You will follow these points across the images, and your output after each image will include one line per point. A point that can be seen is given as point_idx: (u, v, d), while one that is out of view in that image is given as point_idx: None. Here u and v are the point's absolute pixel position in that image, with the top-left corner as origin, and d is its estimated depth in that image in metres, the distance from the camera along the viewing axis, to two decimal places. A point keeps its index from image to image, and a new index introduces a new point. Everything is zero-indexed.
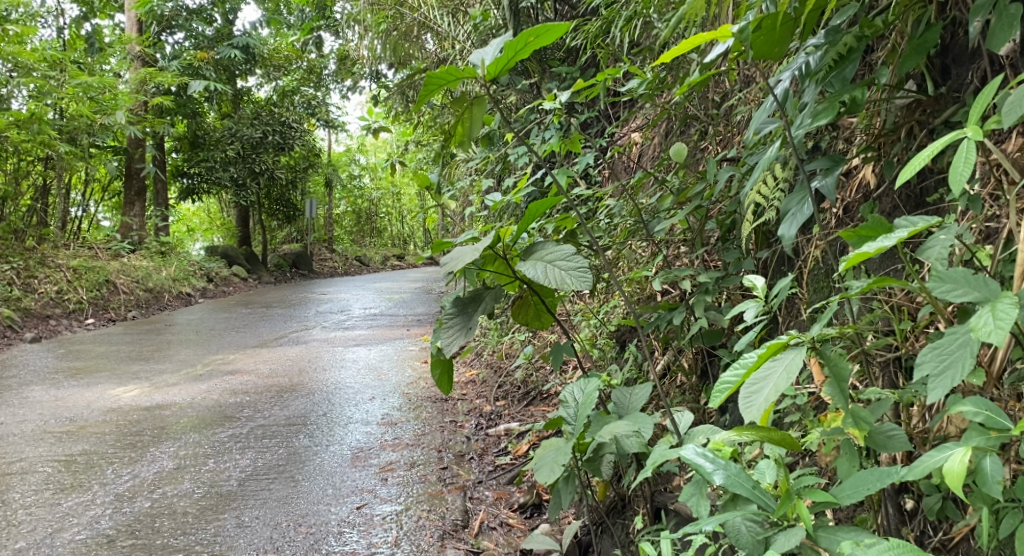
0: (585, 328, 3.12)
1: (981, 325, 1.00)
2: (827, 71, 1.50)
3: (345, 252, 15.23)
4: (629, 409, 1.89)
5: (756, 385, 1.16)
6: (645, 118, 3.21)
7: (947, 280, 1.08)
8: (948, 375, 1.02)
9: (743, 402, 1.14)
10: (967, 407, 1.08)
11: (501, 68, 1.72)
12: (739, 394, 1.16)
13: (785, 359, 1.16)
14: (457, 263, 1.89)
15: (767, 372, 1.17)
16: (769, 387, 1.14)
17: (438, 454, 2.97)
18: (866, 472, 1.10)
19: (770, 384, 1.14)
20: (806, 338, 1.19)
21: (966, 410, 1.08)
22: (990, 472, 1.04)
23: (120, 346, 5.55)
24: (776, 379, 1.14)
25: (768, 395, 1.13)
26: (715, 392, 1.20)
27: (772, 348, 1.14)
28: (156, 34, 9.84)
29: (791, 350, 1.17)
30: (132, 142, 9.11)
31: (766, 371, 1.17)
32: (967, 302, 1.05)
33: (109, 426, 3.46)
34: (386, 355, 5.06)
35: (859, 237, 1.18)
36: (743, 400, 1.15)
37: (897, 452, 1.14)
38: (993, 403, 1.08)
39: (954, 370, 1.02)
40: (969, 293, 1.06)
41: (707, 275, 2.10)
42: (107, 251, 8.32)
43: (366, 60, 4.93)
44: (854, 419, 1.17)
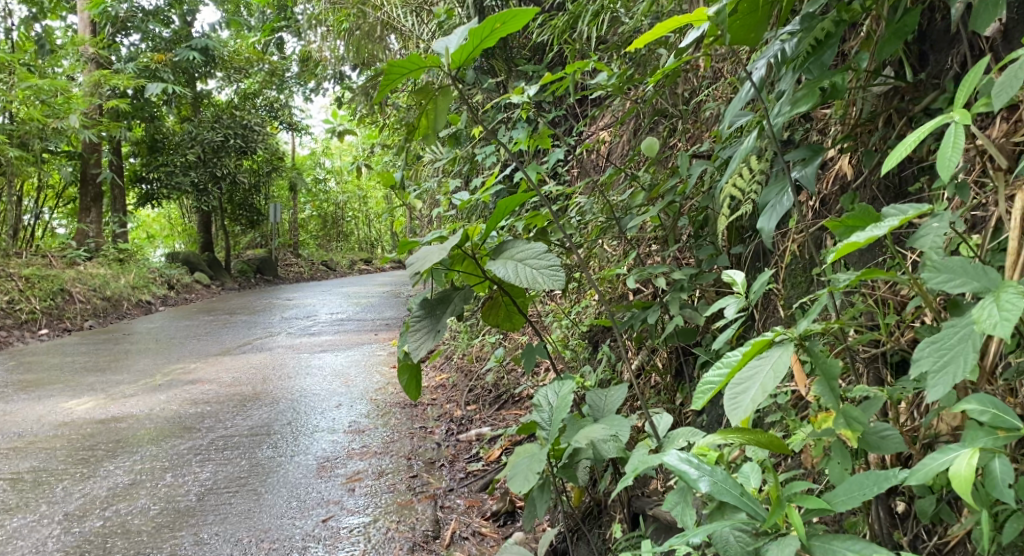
0: (557, 330, 3.06)
1: (985, 317, 0.96)
2: (804, 58, 1.45)
3: (311, 257, 15.00)
4: (604, 411, 1.84)
5: (741, 385, 1.09)
6: (613, 115, 3.15)
7: (944, 271, 1.04)
8: (949, 372, 0.97)
9: (729, 404, 1.08)
10: (974, 406, 1.03)
11: (466, 56, 1.65)
12: (724, 395, 1.10)
13: (771, 357, 1.09)
14: (423, 263, 1.81)
15: (753, 370, 1.10)
16: (755, 387, 1.07)
17: (408, 462, 2.88)
18: (862, 476, 1.05)
19: (757, 385, 1.07)
20: (793, 336, 1.13)
21: (971, 408, 1.04)
22: (999, 476, 0.99)
23: (75, 357, 5.35)
24: (763, 378, 1.07)
25: (755, 395, 1.06)
26: (698, 394, 1.14)
27: (757, 345, 1.08)
28: (110, 36, 9.56)
29: (778, 347, 1.11)
30: (87, 147, 8.83)
31: (753, 369, 1.10)
32: (965, 293, 1.01)
33: (61, 441, 3.31)
34: (354, 361, 4.94)
35: (846, 226, 1.13)
36: (729, 401, 1.09)
37: (892, 453, 1.09)
38: (999, 401, 1.03)
39: (954, 366, 0.97)
40: (966, 283, 1.01)
41: (682, 272, 2.04)
42: (61, 258, 8.06)
43: (328, 60, 4.81)
44: (846, 420, 1.12)
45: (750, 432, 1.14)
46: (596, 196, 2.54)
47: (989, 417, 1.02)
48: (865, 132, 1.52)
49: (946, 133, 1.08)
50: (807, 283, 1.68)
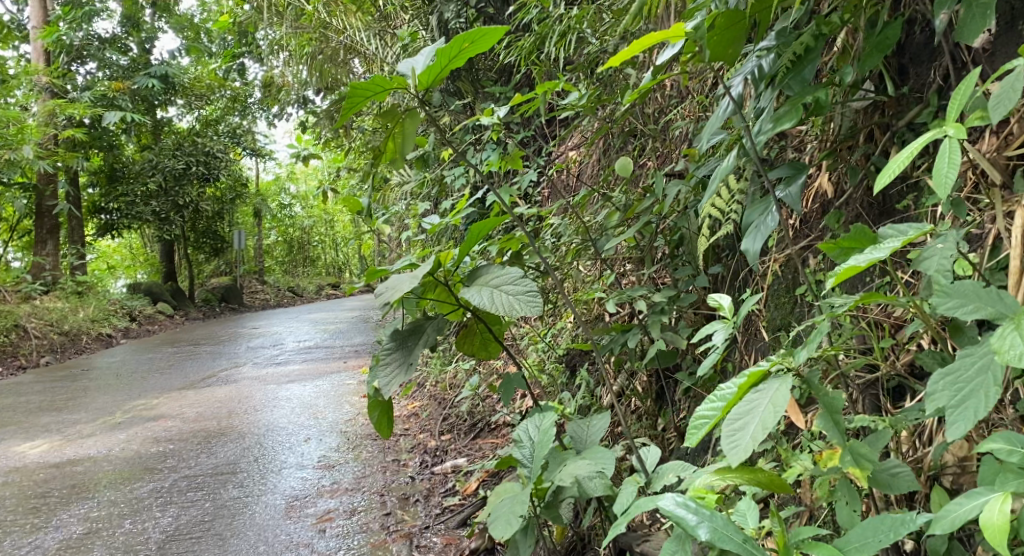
0: (533, 354, 2.98)
1: (1009, 348, 0.95)
2: (783, 73, 1.40)
3: (277, 284, 14.77)
4: (587, 443, 1.76)
5: (738, 422, 1.02)
6: (583, 136, 3.11)
7: (955, 296, 1.03)
8: (969, 407, 0.96)
9: (724, 445, 1.01)
10: (1001, 445, 1.01)
11: (434, 77, 1.58)
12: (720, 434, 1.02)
13: (770, 389, 1.02)
14: (394, 293, 1.73)
15: (752, 405, 1.03)
16: (754, 425, 0.99)
17: (381, 499, 2.77)
18: (875, 522, 1.00)
19: (755, 422, 1.00)
20: (791, 367, 1.08)
21: (999, 448, 1.01)
22: None
23: (30, 396, 5.13)
24: (761, 414, 1.00)
25: (754, 433, 0.99)
26: (693, 431, 1.07)
27: (753, 376, 1.03)
28: (65, 64, 9.34)
29: (776, 379, 1.04)
30: (42, 178, 8.59)
31: (751, 403, 1.03)
32: (981, 319, 1.00)
33: (12, 489, 3.14)
34: (322, 391, 4.80)
35: (844, 247, 1.10)
36: (725, 442, 1.01)
37: (904, 491, 1.07)
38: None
39: (974, 401, 0.96)
40: (979, 309, 1.01)
41: (661, 295, 2.00)
42: (16, 293, 7.79)
43: (292, 85, 4.72)
44: (854, 459, 1.08)
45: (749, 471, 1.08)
46: (570, 217, 2.48)
47: (1014, 458, 1.00)
48: (845, 147, 1.49)
49: (941, 148, 1.03)
50: (791, 305, 1.63)
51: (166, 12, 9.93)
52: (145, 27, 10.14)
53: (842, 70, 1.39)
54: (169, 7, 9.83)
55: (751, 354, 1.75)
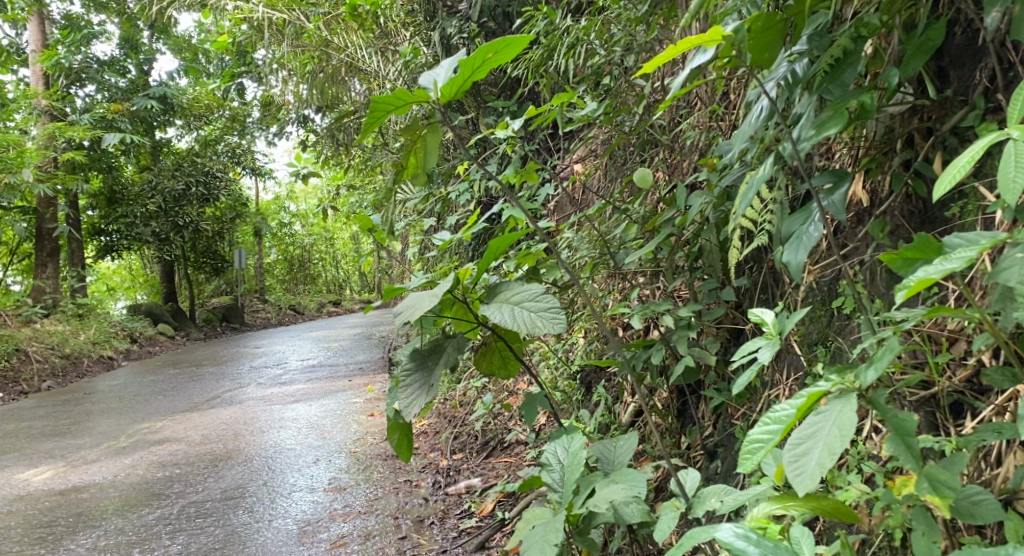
0: (545, 371, 2.91)
1: None
2: (819, 80, 1.35)
3: (278, 302, 14.71)
4: (615, 465, 1.70)
5: (800, 447, 1.05)
6: (592, 147, 3.06)
7: None
8: None
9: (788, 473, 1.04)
10: None
11: (457, 89, 1.53)
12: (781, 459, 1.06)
13: (832, 410, 1.07)
14: (414, 312, 1.67)
15: (813, 428, 1.07)
16: (818, 449, 1.03)
17: (395, 522, 2.70)
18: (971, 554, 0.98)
19: (819, 446, 1.04)
20: (852, 386, 1.11)
21: None
22: None
23: (32, 421, 5.05)
24: (826, 438, 1.04)
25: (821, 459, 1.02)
26: (750, 452, 1.12)
27: (813, 397, 1.07)
28: (64, 88, 9.30)
29: (839, 400, 1.08)
30: (42, 201, 8.57)
31: (814, 425, 1.07)
32: None
33: (17, 518, 3.07)
34: (329, 410, 4.72)
35: (906, 259, 1.12)
36: (786, 468, 1.05)
37: (989, 522, 1.07)
38: None
39: None
40: None
41: (687, 309, 1.94)
42: (17, 317, 7.74)
43: (292, 103, 4.69)
44: (931, 484, 1.11)
45: (814, 500, 1.10)
46: (585, 229, 2.42)
47: None
48: (882, 155, 1.46)
49: (1006, 150, 1.04)
50: (828, 318, 1.61)
51: (164, 34, 9.93)
52: (143, 49, 10.15)
53: (885, 74, 1.34)
54: (167, 29, 9.83)
55: (783, 370, 1.73)
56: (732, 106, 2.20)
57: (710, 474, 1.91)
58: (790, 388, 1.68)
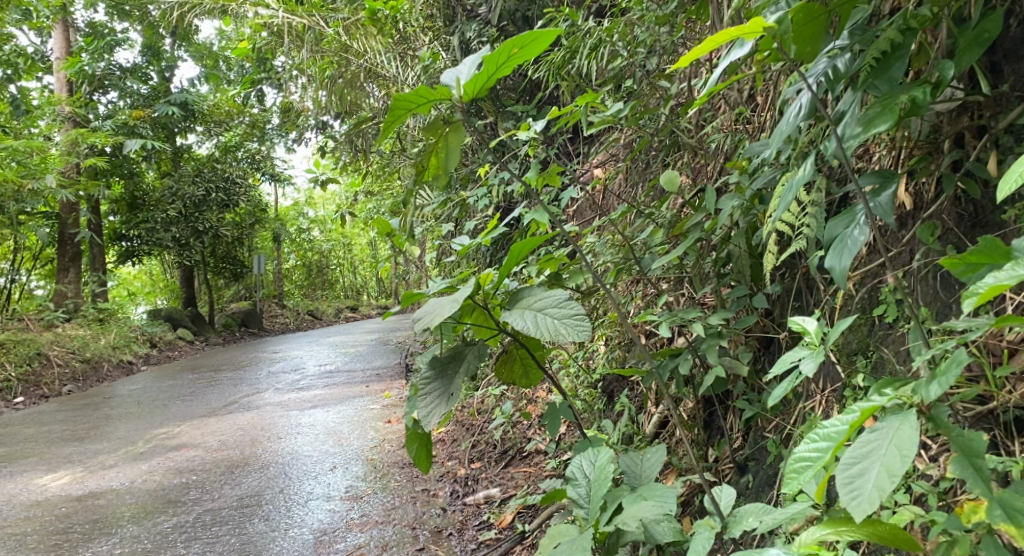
0: (565, 379, 2.84)
1: None
2: (864, 74, 1.30)
3: (296, 307, 14.72)
4: (641, 478, 1.64)
5: (856, 467, 1.12)
6: (614, 151, 3.01)
7: None
8: None
9: (845, 494, 1.10)
10: None
11: (481, 85, 1.48)
12: (836, 479, 1.13)
13: (889, 429, 1.12)
14: (433, 319, 1.62)
15: (869, 446, 1.13)
16: (876, 471, 1.10)
17: (413, 532, 2.64)
18: None
19: (876, 467, 1.10)
20: (909, 400, 1.16)
21: None
22: None
23: (52, 426, 5.05)
24: (884, 459, 1.10)
25: (878, 481, 1.09)
26: (801, 469, 1.17)
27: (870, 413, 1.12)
28: (86, 94, 9.36)
29: (895, 416, 1.14)
30: (65, 207, 8.63)
31: (870, 443, 1.13)
32: None
33: (34, 524, 3.05)
34: (345, 417, 4.67)
35: (969, 264, 1.15)
36: (843, 488, 1.11)
37: None
38: None
39: None
40: None
41: (718, 316, 1.87)
42: (39, 321, 7.78)
43: (311, 109, 4.66)
44: (1004, 510, 1.11)
45: (870, 524, 1.17)
46: (609, 234, 2.36)
47: None
48: (929, 155, 1.43)
49: None
50: (869, 327, 1.57)
51: (186, 41, 10.00)
52: (165, 56, 10.23)
53: (938, 65, 1.27)
54: (188, 37, 9.91)
55: (819, 381, 1.67)
56: (759, 108, 2.14)
57: (740, 489, 1.83)
58: (826, 399, 1.62)
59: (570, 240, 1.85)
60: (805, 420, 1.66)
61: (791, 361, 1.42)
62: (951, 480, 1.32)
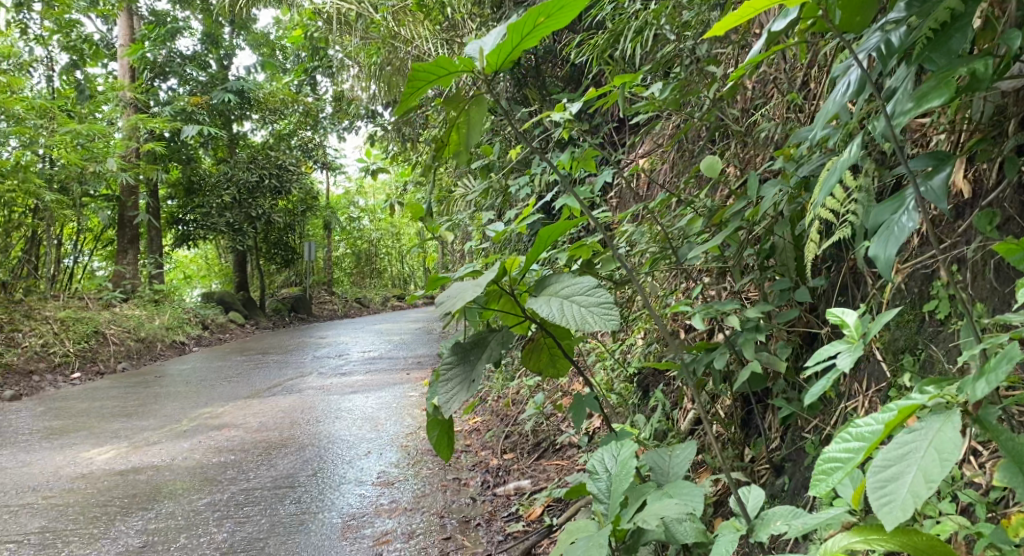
0: (600, 372, 2.76)
1: None
2: (920, 47, 1.20)
3: (345, 295, 14.87)
4: (668, 476, 1.57)
5: (890, 471, 1.04)
6: (658, 140, 2.91)
7: None
8: None
9: (876, 499, 1.02)
10: None
11: (504, 57, 1.46)
12: (868, 483, 1.05)
13: (929, 429, 1.04)
14: (455, 302, 1.57)
15: (905, 448, 1.05)
16: (912, 475, 1.01)
17: (441, 521, 2.60)
18: None
19: (913, 471, 1.02)
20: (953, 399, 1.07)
21: None
22: None
23: (104, 401, 5.18)
24: (921, 463, 1.02)
25: (914, 487, 1.01)
26: (832, 471, 1.10)
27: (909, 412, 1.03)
28: (149, 81, 9.65)
29: (936, 417, 1.05)
30: (124, 190, 8.84)
31: (906, 445, 1.05)
32: None
33: (77, 496, 3.11)
34: (384, 403, 4.67)
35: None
36: (875, 494, 1.03)
37: None
38: None
39: None
40: None
41: (756, 309, 1.78)
42: (98, 301, 8.00)
43: (361, 97, 4.66)
44: None
45: (906, 535, 1.08)
46: (646, 223, 2.27)
47: None
48: (990, 139, 1.33)
49: None
50: (918, 324, 1.48)
51: (244, 30, 10.17)
52: (223, 45, 10.42)
53: (1005, 36, 1.17)
54: (246, 25, 10.06)
55: (862, 380, 1.57)
56: (811, 94, 2.03)
57: (774, 491, 1.73)
58: (869, 399, 1.53)
59: (602, 227, 1.78)
60: (845, 422, 1.57)
61: (829, 355, 1.33)
62: (1001, 488, 1.23)
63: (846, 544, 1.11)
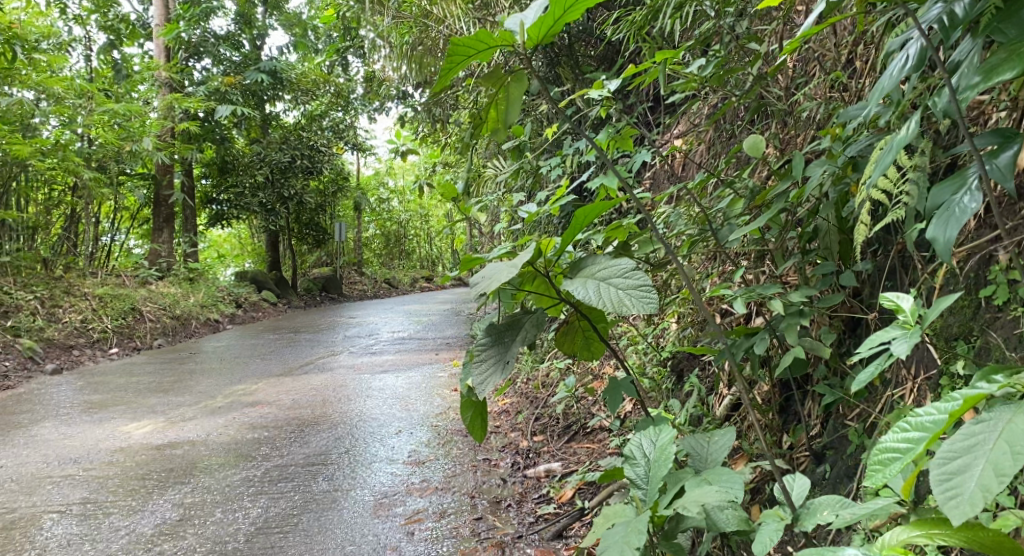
0: (632, 356, 2.73)
1: None
2: (988, 18, 1.15)
3: (375, 275, 14.94)
4: (707, 461, 1.54)
5: (956, 463, 1.04)
6: (695, 120, 2.86)
7: None
8: None
9: (942, 493, 1.02)
10: None
11: (545, 31, 1.43)
12: (931, 475, 1.05)
13: (999, 421, 1.04)
14: (490, 283, 1.55)
15: (973, 439, 1.05)
16: (981, 467, 1.02)
17: (471, 501, 2.59)
18: None
19: (981, 462, 1.02)
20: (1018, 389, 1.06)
21: None
22: None
23: (142, 377, 5.26)
24: (990, 455, 1.02)
25: (983, 480, 1.01)
26: (888, 463, 1.08)
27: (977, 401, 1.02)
28: (183, 61, 9.77)
29: (1005, 408, 1.05)
30: (160, 169, 8.94)
31: (974, 437, 1.05)
32: None
33: (117, 468, 3.17)
34: (414, 383, 4.69)
35: None
36: (940, 487, 1.03)
37: None
38: None
39: None
40: None
41: (800, 293, 1.73)
42: (135, 278, 8.12)
43: (392, 78, 4.63)
44: None
45: (969, 530, 1.06)
46: (684, 205, 2.22)
47: None
48: None
49: None
50: (973, 310, 1.44)
51: None
52: (257, 25, 10.44)
53: None
54: None
55: (910, 367, 1.53)
56: (858, 73, 1.97)
57: (815, 480, 1.69)
58: (918, 387, 1.49)
59: (642, 206, 1.73)
60: (892, 410, 1.53)
61: (879, 340, 1.29)
62: None
63: (903, 539, 1.08)
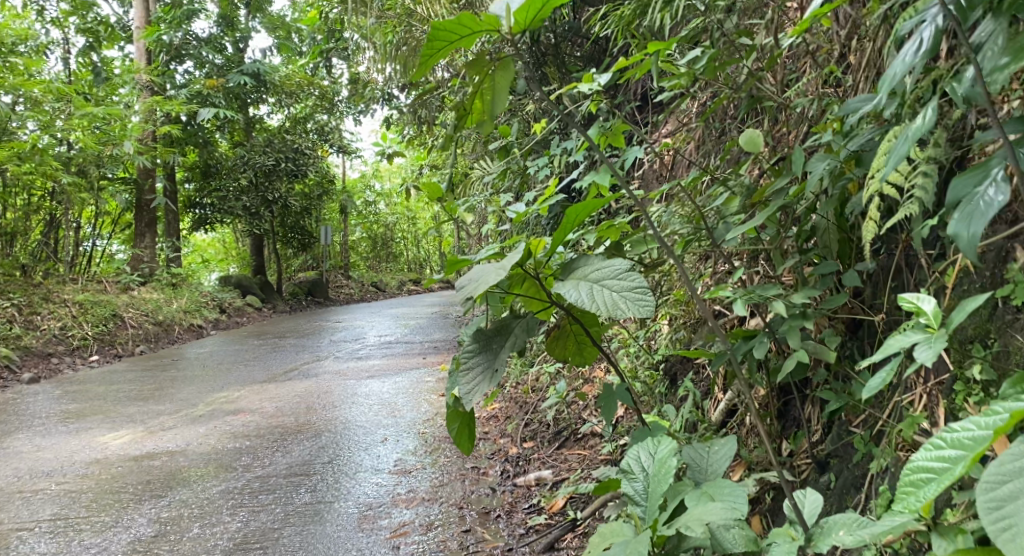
0: (624, 359, 2.64)
1: None
2: None
3: (361, 279, 14.79)
4: (708, 473, 1.46)
5: (1005, 488, 0.99)
6: (686, 117, 2.78)
7: None
8: None
9: (993, 525, 0.98)
10: None
11: (533, 15, 1.35)
12: (978, 501, 1.01)
13: None
14: (478, 286, 1.45)
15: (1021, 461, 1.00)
16: None
17: (459, 512, 2.50)
18: None
19: None
20: None
21: None
22: None
23: (121, 385, 5.13)
24: None
25: None
26: (932, 485, 1.04)
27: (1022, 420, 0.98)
28: (165, 64, 9.63)
29: None
30: (141, 173, 8.77)
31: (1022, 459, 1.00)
32: None
33: (92, 481, 3.05)
34: (400, 389, 4.58)
35: None
36: (989, 515, 0.99)
37: None
38: None
39: None
40: None
41: (802, 293, 1.66)
42: (116, 284, 7.96)
43: (377, 79, 4.52)
44: None
45: None
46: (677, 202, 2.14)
47: None
48: None
49: None
50: (989, 311, 1.36)
51: None
52: (239, 27, 10.27)
53: None
54: None
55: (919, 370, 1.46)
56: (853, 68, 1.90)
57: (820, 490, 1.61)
58: (929, 392, 1.42)
59: (636, 203, 1.65)
60: (902, 417, 1.46)
61: (898, 347, 1.22)
62: None
63: None
